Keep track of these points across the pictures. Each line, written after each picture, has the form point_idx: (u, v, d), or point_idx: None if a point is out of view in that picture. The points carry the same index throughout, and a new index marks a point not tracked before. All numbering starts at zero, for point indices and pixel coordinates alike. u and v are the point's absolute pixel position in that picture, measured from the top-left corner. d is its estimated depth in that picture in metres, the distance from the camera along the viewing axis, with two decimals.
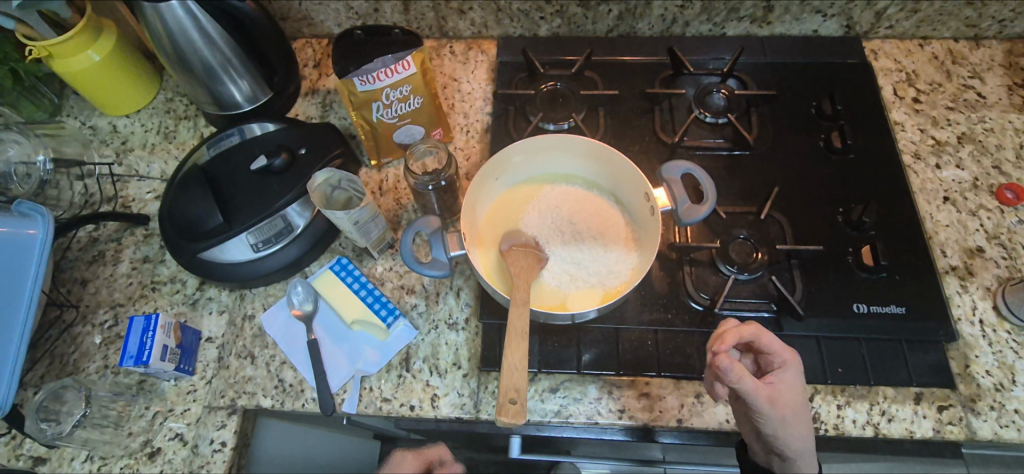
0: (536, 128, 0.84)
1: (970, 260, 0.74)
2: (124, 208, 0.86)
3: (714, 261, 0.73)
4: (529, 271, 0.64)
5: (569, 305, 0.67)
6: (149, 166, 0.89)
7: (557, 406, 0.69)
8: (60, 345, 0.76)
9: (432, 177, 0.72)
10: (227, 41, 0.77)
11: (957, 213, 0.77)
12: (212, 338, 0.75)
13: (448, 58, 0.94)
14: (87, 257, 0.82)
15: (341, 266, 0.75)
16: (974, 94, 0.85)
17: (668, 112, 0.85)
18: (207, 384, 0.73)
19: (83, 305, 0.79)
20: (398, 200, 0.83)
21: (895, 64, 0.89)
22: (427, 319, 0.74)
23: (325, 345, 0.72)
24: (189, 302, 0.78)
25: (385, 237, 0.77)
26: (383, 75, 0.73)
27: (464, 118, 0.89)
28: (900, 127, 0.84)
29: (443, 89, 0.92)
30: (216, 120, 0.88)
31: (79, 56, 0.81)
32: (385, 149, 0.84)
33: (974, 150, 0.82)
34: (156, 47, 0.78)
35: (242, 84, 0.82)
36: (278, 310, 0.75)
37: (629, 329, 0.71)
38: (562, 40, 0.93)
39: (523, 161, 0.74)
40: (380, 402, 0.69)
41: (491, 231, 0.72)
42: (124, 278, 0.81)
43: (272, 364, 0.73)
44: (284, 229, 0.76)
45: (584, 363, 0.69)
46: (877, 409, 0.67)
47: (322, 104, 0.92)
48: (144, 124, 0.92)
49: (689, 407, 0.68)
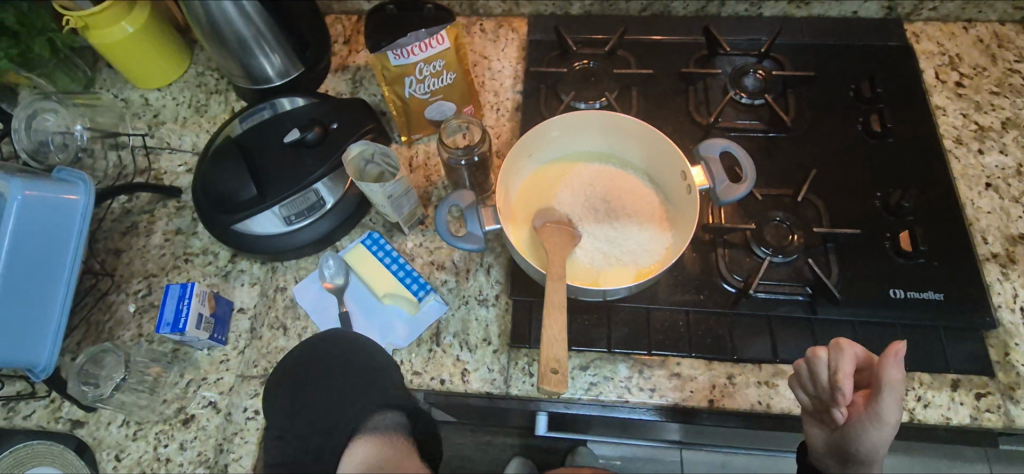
0: (568, 107, 0.83)
1: (1012, 247, 0.73)
2: (156, 181, 0.87)
3: (749, 243, 0.72)
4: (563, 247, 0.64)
5: (601, 282, 0.67)
6: (181, 138, 0.90)
7: (587, 384, 0.68)
8: (96, 313, 0.78)
9: (465, 152, 0.72)
10: (261, 14, 0.77)
11: (1000, 200, 0.76)
12: (244, 309, 0.76)
13: (478, 36, 0.94)
14: (122, 228, 0.83)
15: (372, 240, 0.76)
16: (1020, 79, 0.83)
17: (702, 93, 0.84)
18: (240, 353, 0.73)
19: (118, 275, 0.80)
20: (428, 177, 0.83)
21: (938, 47, 0.87)
22: (457, 295, 0.74)
23: (356, 318, 0.73)
24: (221, 274, 0.79)
25: (415, 213, 0.77)
26: (417, 49, 0.72)
27: (494, 96, 0.88)
28: (942, 111, 0.82)
29: (473, 66, 0.91)
30: (248, 94, 0.88)
31: (114, 27, 0.82)
32: (416, 125, 0.83)
33: (1019, 136, 0.79)
34: (190, 19, 0.78)
35: (274, 58, 0.82)
36: (310, 282, 0.76)
37: (660, 308, 0.71)
38: (594, 19, 0.92)
39: (557, 138, 0.73)
40: (411, 376, 0.69)
41: (524, 208, 0.71)
42: (157, 249, 0.82)
43: (303, 336, 0.73)
44: (316, 203, 0.76)
45: (615, 341, 0.69)
46: (913, 395, 0.65)
47: (352, 80, 0.92)
48: (175, 98, 0.93)
49: (720, 389, 0.67)
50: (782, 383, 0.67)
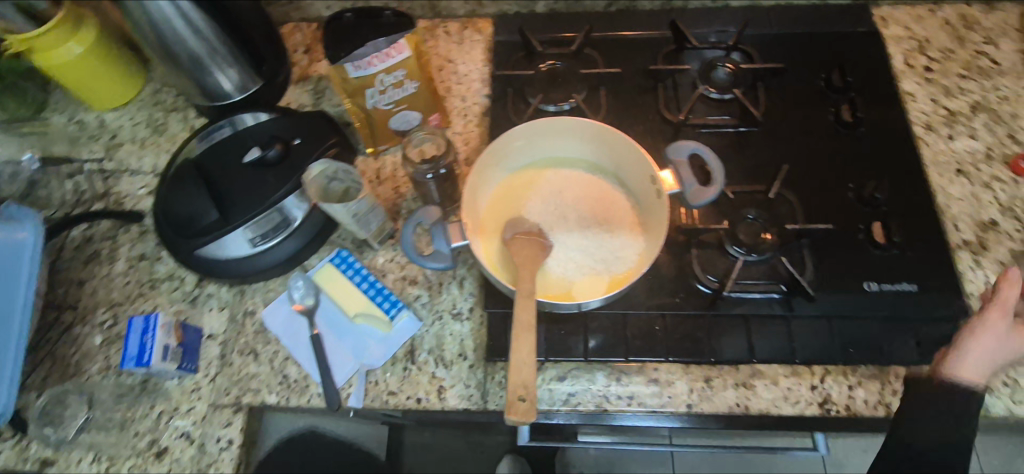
0: (536, 110, 0.82)
1: (984, 234, 0.73)
2: (117, 206, 0.84)
3: (722, 243, 0.71)
4: (532, 260, 0.62)
5: (575, 293, 0.65)
6: (140, 160, 0.87)
7: (565, 395, 0.68)
8: (61, 347, 0.75)
9: (431, 166, 0.71)
10: (214, 30, 0.74)
11: (971, 186, 0.75)
12: (214, 335, 0.74)
13: (442, 39, 0.91)
14: (83, 257, 0.81)
15: (341, 258, 0.74)
16: (987, 61, 0.83)
17: (671, 89, 0.82)
18: (211, 381, 0.72)
19: (82, 306, 0.78)
20: (396, 190, 0.81)
21: (906, 32, 0.86)
22: (431, 310, 0.73)
23: (328, 339, 0.71)
24: (189, 299, 0.77)
25: (384, 228, 0.75)
26: (376, 60, 0.70)
27: (461, 101, 0.86)
28: (911, 97, 0.81)
29: (438, 71, 0.89)
30: (207, 111, 0.85)
31: (60, 49, 0.78)
32: (381, 137, 0.81)
33: (988, 120, 0.79)
34: (139, 38, 0.75)
35: (230, 74, 0.80)
36: (279, 305, 0.74)
37: (636, 314, 0.70)
38: (559, 16, 0.90)
39: (524, 145, 0.71)
40: (387, 396, 0.68)
41: (494, 220, 0.70)
42: (121, 277, 0.79)
43: (275, 360, 0.72)
44: (282, 222, 0.75)
45: (591, 350, 0.69)
46: (889, 389, 0.66)
47: (315, 91, 0.89)
48: (133, 118, 0.90)
49: (699, 392, 0.67)
50: (760, 383, 0.67)
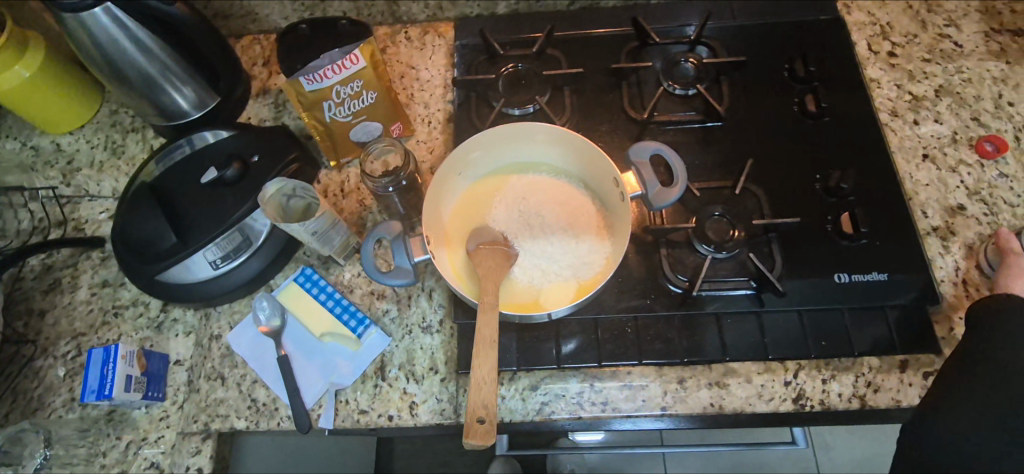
0: (500, 114, 0.80)
1: (951, 219, 0.72)
2: (76, 232, 0.82)
3: (691, 241, 0.71)
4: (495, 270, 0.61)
5: (543, 302, 0.65)
6: (99, 184, 0.85)
7: (539, 404, 0.67)
8: (23, 380, 0.73)
9: (392, 179, 0.69)
10: (163, 48, 0.72)
11: (937, 171, 0.75)
12: (180, 361, 0.73)
13: (403, 45, 0.89)
14: (43, 286, 0.78)
15: (305, 277, 0.72)
16: (950, 44, 0.82)
17: (636, 87, 0.82)
18: (179, 409, 0.70)
19: (43, 338, 0.76)
20: (361, 202, 0.79)
21: (869, 17, 0.85)
22: (400, 325, 0.71)
23: (296, 360, 0.70)
24: (154, 325, 0.75)
25: (349, 242, 0.74)
26: (331, 72, 0.68)
27: (424, 108, 0.85)
28: (876, 84, 0.81)
29: (400, 79, 0.87)
30: (165, 131, 0.83)
31: (7, 73, 0.76)
32: (343, 149, 0.80)
33: (952, 103, 0.79)
34: (85, 59, 0.73)
35: (186, 92, 0.78)
36: (245, 328, 0.72)
37: (607, 318, 0.69)
38: (521, 17, 0.89)
39: (485, 153, 0.70)
40: (358, 415, 0.67)
41: (458, 230, 0.69)
42: (84, 305, 0.77)
43: (243, 384, 0.70)
44: (243, 243, 0.73)
45: (563, 356, 0.68)
46: (862, 381, 0.65)
47: (275, 104, 0.87)
48: (89, 141, 0.88)
49: (673, 394, 0.66)
50: (734, 382, 0.66)
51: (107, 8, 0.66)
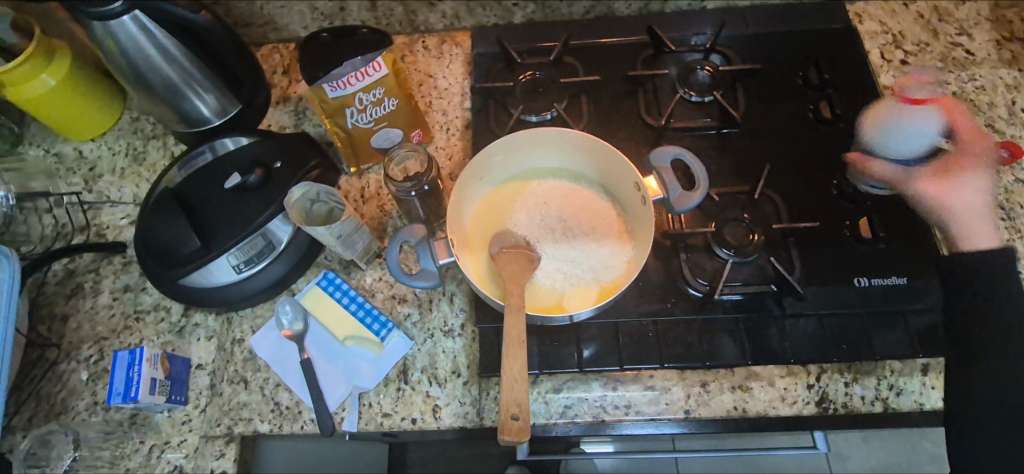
0: (518, 121, 0.81)
1: None
2: (98, 237, 0.82)
3: (710, 246, 0.71)
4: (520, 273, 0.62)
5: (566, 304, 0.65)
6: (120, 190, 0.85)
7: (562, 407, 0.68)
8: (46, 385, 0.74)
9: (414, 184, 0.70)
10: (187, 55, 0.73)
11: None
12: (202, 365, 0.73)
13: (421, 53, 0.91)
14: (66, 291, 0.79)
15: (328, 280, 0.73)
16: (962, 52, 0.83)
17: (651, 94, 0.82)
18: (202, 412, 0.71)
19: (66, 343, 0.76)
20: (381, 207, 0.80)
21: (881, 26, 0.86)
22: (422, 329, 0.72)
23: (319, 363, 0.70)
24: (175, 330, 0.76)
25: (371, 247, 0.75)
26: (354, 79, 0.70)
27: (443, 115, 0.86)
28: (890, 91, 0.82)
29: (419, 87, 0.88)
30: (187, 138, 0.84)
31: (34, 81, 0.77)
32: (363, 155, 0.81)
33: (966, 110, 0.80)
34: (111, 67, 0.74)
35: (208, 99, 0.79)
36: (268, 332, 0.73)
37: (628, 322, 0.70)
38: (537, 26, 0.90)
39: (506, 158, 0.71)
40: (381, 418, 0.68)
41: (480, 235, 0.70)
42: (106, 310, 0.78)
43: (266, 388, 0.71)
44: (265, 247, 0.73)
45: (585, 360, 0.68)
46: (885, 384, 0.66)
47: (295, 111, 0.88)
48: (111, 147, 0.89)
49: (695, 398, 0.67)
50: (755, 385, 0.67)
51: (134, 17, 0.67)
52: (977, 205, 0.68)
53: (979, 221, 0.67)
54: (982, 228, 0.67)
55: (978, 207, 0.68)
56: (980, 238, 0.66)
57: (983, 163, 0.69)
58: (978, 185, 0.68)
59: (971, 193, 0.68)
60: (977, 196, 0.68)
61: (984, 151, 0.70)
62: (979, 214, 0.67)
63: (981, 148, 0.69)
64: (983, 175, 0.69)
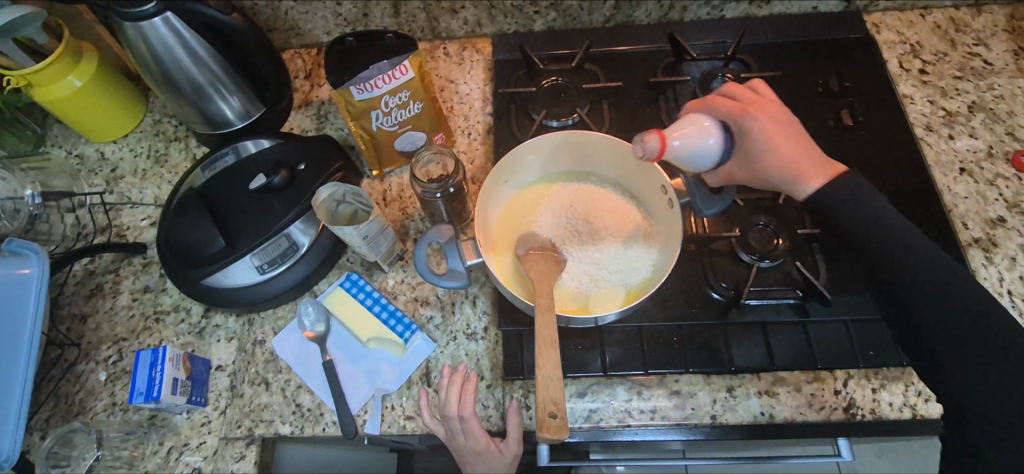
0: (541, 126, 0.82)
1: (992, 231, 0.73)
2: (119, 238, 0.83)
3: (734, 251, 0.71)
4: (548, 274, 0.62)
5: (592, 307, 0.65)
6: (141, 191, 0.85)
7: (587, 411, 0.67)
8: (64, 385, 0.73)
9: (439, 185, 0.70)
10: (215, 57, 0.74)
11: (975, 184, 0.76)
12: (222, 366, 0.73)
13: (442, 60, 0.91)
14: (85, 291, 0.79)
15: (352, 281, 0.73)
16: (980, 62, 0.84)
17: (672, 101, 0.82)
18: (222, 414, 0.70)
19: (85, 343, 0.76)
20: (403, 210, 0.80)
21: (899, 36, 0.87)
22: (445, 331, 0.72)
23: (341, 365, 0.70)
24: (195, 331, 0.75)
25: (394, 249, 0.74)
26: (380, 82, 0.70)
27: (464, 120, 0.86)
28: (909, 100, 0.82)
29: (440, 92, 0.89)
30: (209, 140, 0.85)
31: (59, 82, 0.77)
32: (386, 159, 0.81)
33: (986, 119, 0.80)
34: (140, 68, 0.75)
35: (233, 101, 0.79)
36: (290, 333, 0.73)
37: (652, 326, 0.69)
38: (558, 34, 0.91)
39: (531, 162, 0.72)
40: (404, 421, 0.67)
41: (505, 237, 0.70)
42: (126, 311, 0.77)
43: (287, 389, 0.70)
44: (289, 248, 0.73)
45: (610, 364, 0.68)
46: (914, 391, 0.65)
47: (317, 115, 0.89)
48: (133, 149, 0.89)
49: (721, 403, 0.66)
50: (782, 391, 0.66)
51: (166, 18, 0.68)
52: (767, 152, 0.62)
53: (807, 158, 0.63)
54: (784, 174, 0.63)
55: (759, 173, 0.63)
56: (806, 174, 0.62)
57: (779, 127, 0.63)
58: (753, 150, 0.63)
59: (762, 149, 0.62)
60: (790, 147, 0.63)
61: (783, 118, 0.64)
62: (788, 156, 0.62)
63: (772, 116, 0.64)
64: (773, 134, 0.62)
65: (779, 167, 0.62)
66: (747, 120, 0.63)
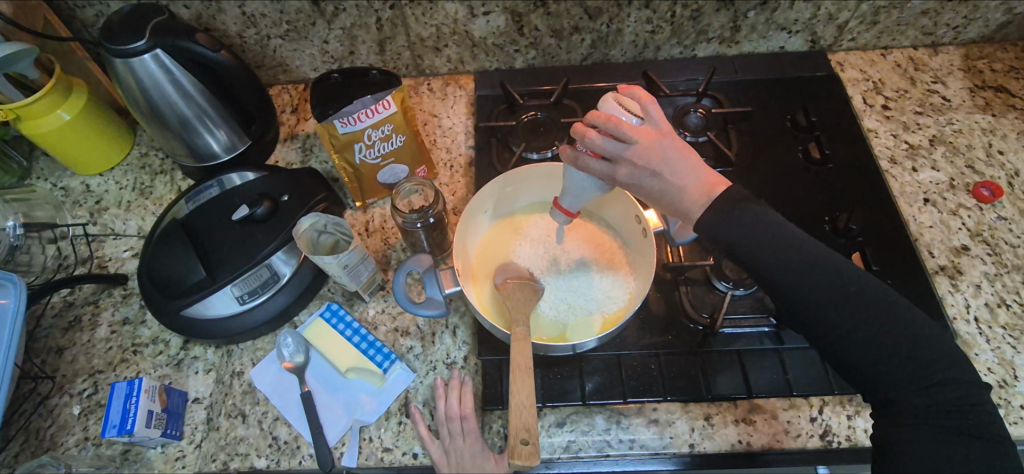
0: (520, 159, 0.84)
1: (957, 259, 0.75)
2: (100, 269, 0.83)
3: (709, 279, 0.73)
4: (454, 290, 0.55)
5: (569, 335, 0.66)
6: (125, 223, 0.86)
7: (566, 441, 0.66)
8: (36, 420, 0.72)
9: (419, 215, 0.71)
10: (203, 92, 0.76)
11: (939, 213, 0.79)
12: (199, 399, 0.72)
13: (426, 95, 0.94)
14: (63, 324, 0.78)
15: (332, 312, 0.73)
16: (939, 98, 0.89)
17: None
18: (196, 448, 0.69)
19: (60, 375, 0.75)
20: (386, 241, 0.82)
21: (862, 74, 0.92)
22: (424, 361, 0.72)
23: (319, 396, 0.70)
24: (173, 363, 0.75)
25: (375, 279, 0.75)
26: (364, 116, 0.72)
27: (446, 153, 0.89)
28: (874, 134, 0.86)
29: (423, 126, 0.91)
30: (194, 172, 0.86)
31: (49, 115, 0.79)
32: (369, 190, 0.82)
33: (946, 152, 0.84)
34: (129, 103, 0.77)
35: (219, 134, 0.81)
36: (269, 364, 0.73)
37: (631, 354, 0.70)
38: (538, 71, 0.94)
39: (509, 194, 0.75)
40: (382, 453, 0.66)
41: (483, 267, 0.72)
42: (103, 343, 0.77)
43: (264, 422, 0.70)
44: (270, 279, 0.73)
45: (588, 393, 0.68)
46: None
47: (303, 148, 0.91)
48: (118, 182, 0.90)
49: (700, 431, 0.66)
50: (760, 418, 0.67)
51: (155, 55, 0.70)
52: (663, 199, 0.59)
53: (689, 187, 0.57)
54: (674, 211, 0.59)
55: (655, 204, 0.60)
56: (694, 208, 0.57)
57: (660, 173, 0.56)
58: (649, 195, 0.59)
59: (650, 195, 0.59)
60: (675, 187, 0.57)
61: (658, 155, 0.56)
62: (673, 198, 0.58)
63: (647, 164, 0.56)
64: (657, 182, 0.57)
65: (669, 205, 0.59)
66: (622, 171, 0.57)
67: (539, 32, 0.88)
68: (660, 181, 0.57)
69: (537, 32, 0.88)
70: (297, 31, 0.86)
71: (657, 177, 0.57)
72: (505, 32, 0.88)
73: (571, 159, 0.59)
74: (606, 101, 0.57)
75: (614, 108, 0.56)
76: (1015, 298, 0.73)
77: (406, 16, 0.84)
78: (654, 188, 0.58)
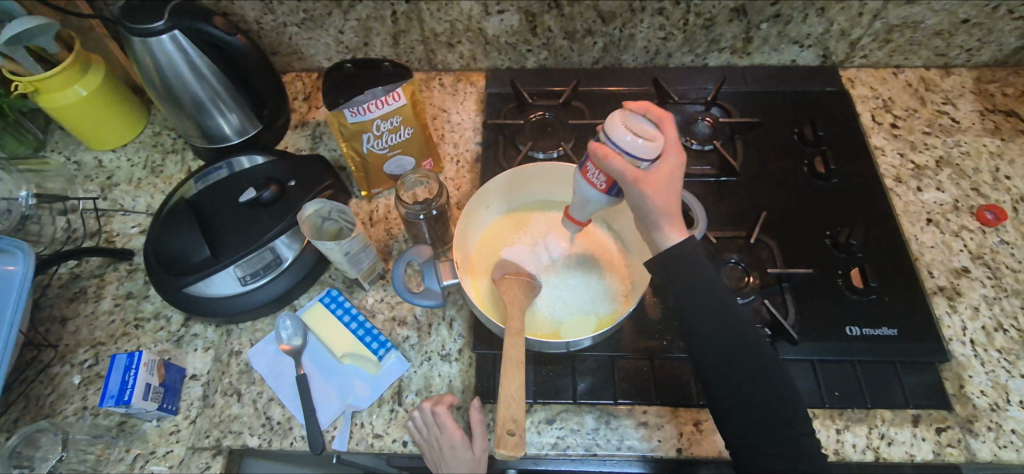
0: (526, 157, 0.85)
1: (957, 280, 0.76)
2: (108, 243, 0.84)
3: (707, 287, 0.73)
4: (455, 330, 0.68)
5: (563, 333, 0.68)
6: (134, 199, 0.88)
7: (554, 438, 0.67)
8: (37, 386, 0.73)
9: (423, 207, 0.72)
10: (217, 75, 0.77)
11: (941, 234, 0.79)
12: (197, 376, 0.73)
13: (437, 90, 0.95)
14: (68, 295, 0.79)
15: (331, 297, 0.75)
16: (948, 119, 0.88)
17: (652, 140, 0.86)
18: (191, 424, 0.70)
19: (63, 345, 0.76)
20: (388, 231, 0.83)
21: (872, 92, 0.92)
22: (420, 351, 0.73)
23: (315, 380, 0.71)
24: (174, 339, 0.76)
25: (375, 267, 0.76)
26: (373, 106, 0.72)
27: (454, 147, 0.90)
28: (881, 152, 0.86)
29: (432, 120, 0.92)
30: (204, 153, 0.87)
31: (66, 90, 0.80)
32: (375, 181, 0.84)
33: (952, 174, 0.84)
34: (144, 82, 0.78)
35: (231, 117, 0.82)
36: (266, 345, 0.74)
37: (624, 357, 0.70)
38: (549, 72, 0.95)
39: (513, 190, 0.78)
40: (372, 439, 0.67)
41: (482, 262, 0.75)
42: (107, 316, 0.78)
43: (258, 401, 0.71)
44: (272, 262, 0.74)
45: (580, 393, 0.68)
46: (876, 433, 0.66)
47: (312, 136, 0.92)
48: (130, 159, 0.91)
49: (688, 436, 0.67)
50: None
51: (173, 36, 0.71)
52: (647, 216, 0.59)
53: (674, 211, 0.59)
54: (648, 233, 0.62)
55: (646, 221, 0.60)
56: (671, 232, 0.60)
57: (662, 198, 0.57)
58: (635, 209, 0.59)
59: (652, 217, 0.59)
60: (665, 211, 0.58)
61: (664, 181, 0.58)
62: (654, 221, 0.59)
63: (654, 189, 0.56)
64: (657, 206, 0.57)
65: (653, 224, 0.60)
66: (631, 190, 0.56)
67: (552, 33, 0.89)
68: (657, 218, 0.59)
69: (550, 33, 0.89)
70: (314, 20, 0.87)
71: (656, 215, 0.59)
72: (519, 32, 0.89)
73: (587, 174, 0.57)
74: (616, 123, 0.54)
75: (629, 132, 0.54)
76: (1012, 323, 0.72)
77: (422, 10, 0.85)
78: (651, 220, 0.59)
